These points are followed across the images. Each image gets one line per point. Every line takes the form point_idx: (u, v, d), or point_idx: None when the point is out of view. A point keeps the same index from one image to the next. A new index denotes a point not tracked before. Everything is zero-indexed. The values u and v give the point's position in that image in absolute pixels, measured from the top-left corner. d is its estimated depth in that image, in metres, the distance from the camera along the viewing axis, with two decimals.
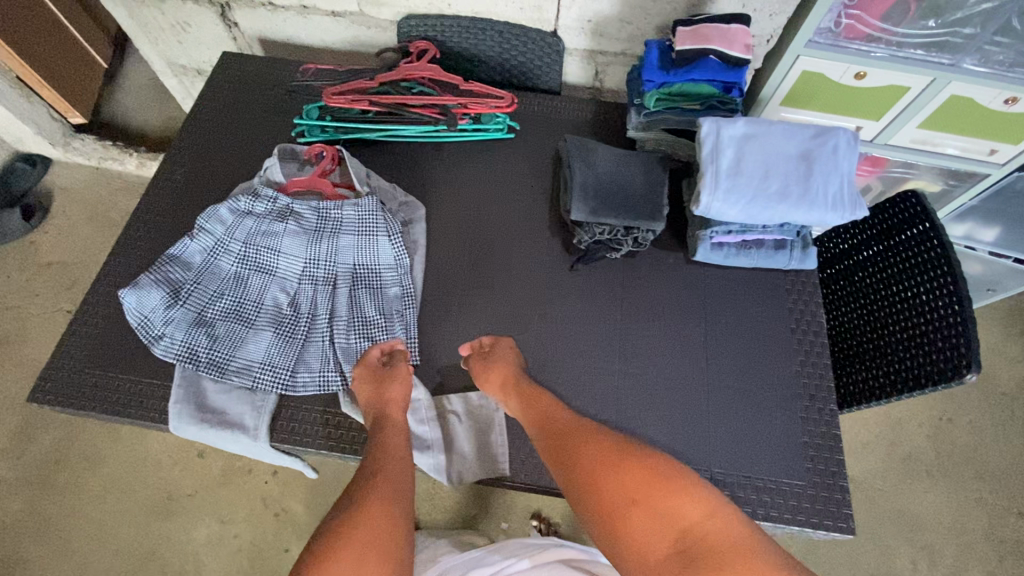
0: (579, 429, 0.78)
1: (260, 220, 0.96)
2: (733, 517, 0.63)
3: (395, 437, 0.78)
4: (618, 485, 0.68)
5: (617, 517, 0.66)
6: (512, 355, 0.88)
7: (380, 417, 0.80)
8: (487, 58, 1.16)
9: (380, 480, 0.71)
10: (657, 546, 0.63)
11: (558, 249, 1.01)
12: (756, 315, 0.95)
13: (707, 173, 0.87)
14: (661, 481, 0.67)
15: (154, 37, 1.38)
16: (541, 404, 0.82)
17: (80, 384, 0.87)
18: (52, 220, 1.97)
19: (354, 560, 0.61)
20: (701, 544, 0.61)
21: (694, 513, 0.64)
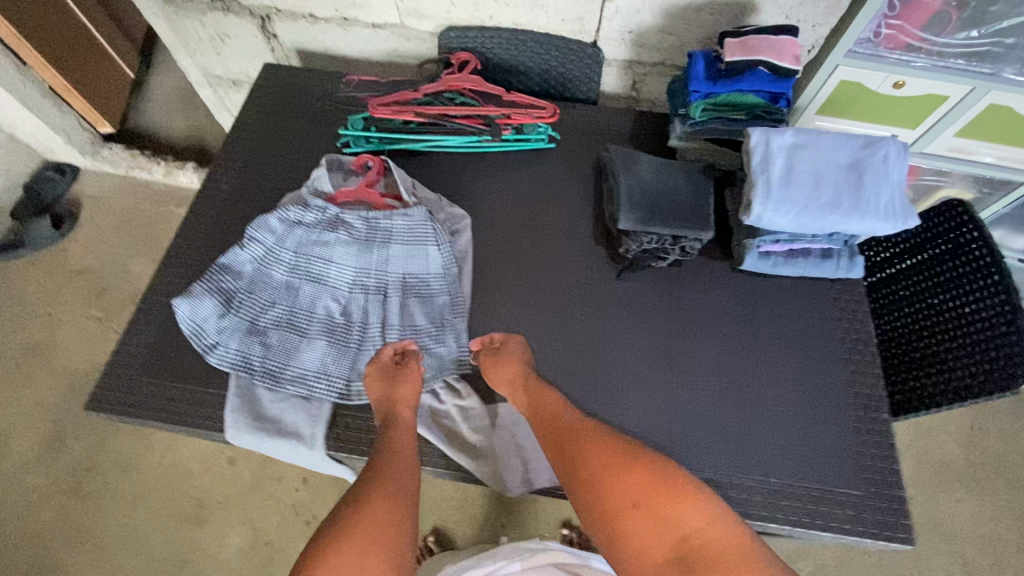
0: (584, 429, 0.80)
1: (310, 230, 0.97)
2: (732, 528, 0.68)
3: (403, 436, 0.79)
4: (622, 489, 0.72)
5: (620, 520, 0.70)
6: (520, 353, 0.89)
7: (390, 416, 0.81)
8: (527, 69, 1.18)
9: (386, 478, 0.73)
10: (656, 549, 0.67)
11: (605, 258, 1.02)
12: (804, 325, 0.95)
13: (758, 184, 0.88)
14: (666, 489, 0.71)
15: (193, 48, 1.39)
16: (547, 402, 0.84)
17: (138, 393, 0.88)
18: (81, 228, 1.99)
19: (360, 556, 0.64)
20: (701, 551, 0.66)
21: (694, 521, 0.68)
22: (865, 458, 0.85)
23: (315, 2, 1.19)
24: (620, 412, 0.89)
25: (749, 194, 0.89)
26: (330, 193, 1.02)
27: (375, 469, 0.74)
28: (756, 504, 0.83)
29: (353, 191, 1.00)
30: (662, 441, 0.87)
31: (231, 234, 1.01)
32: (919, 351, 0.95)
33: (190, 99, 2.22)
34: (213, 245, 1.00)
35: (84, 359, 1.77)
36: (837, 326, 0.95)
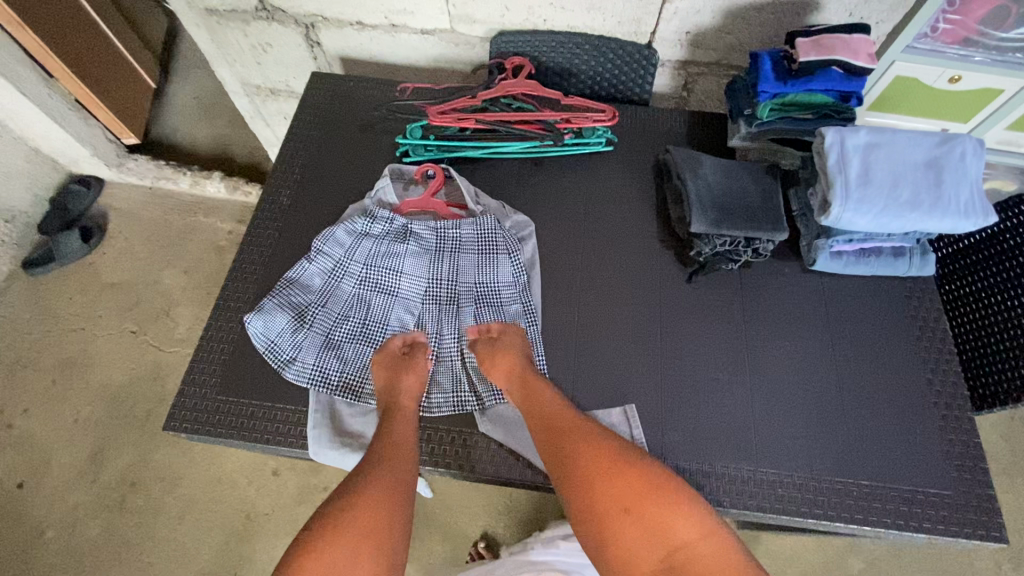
0: (578, 426, 0.81)
1: (378, 242, 0.97)
2: (723, 541, 0.71)
3: (402, 432, 0.80)
4: (616, 494, 0.74)
5: (614, 524, 0.73)
6: (518, 345, 0.89)
7: (393, 411, 0.82)
8: (581, 71, 1.16)
9: (381, 474, 0.75)
10: (644, 557, 0.70)
11: (673, 261, 1.01)
12: (879, 324, 0.95)
13: (837, 184, 0.87)
14: (661, 497, 0.73)
15: (232, 58, 1.37)
16: (544, 395, 0.84)
17: (217, 411, 0.87)
18: (109, 240, 1.97)
19: (353, 554, 0.68)
20: (688, 562, 0.69)
21: (685, 532, 0.71)
22: (951, 456, 0.85)
23: (364, 9, 1.17)
24: (700, 416, 0.89)
25: (827, 194, 0.88)
26: (395, 205, 1.02)
27: (372, 463, 0.76)
28: (848, 506, 0.82)
29: (419, 202, 1.01)
30: (746, 444, 0.87)
31: (296, 248, 1.00)
32: (988, 347, 0.96)
33: (212, 107, 2.20)
34: (279, 259, 0.99)
35: (121, 373, 1.76)
36: (911, 323, 0.95)
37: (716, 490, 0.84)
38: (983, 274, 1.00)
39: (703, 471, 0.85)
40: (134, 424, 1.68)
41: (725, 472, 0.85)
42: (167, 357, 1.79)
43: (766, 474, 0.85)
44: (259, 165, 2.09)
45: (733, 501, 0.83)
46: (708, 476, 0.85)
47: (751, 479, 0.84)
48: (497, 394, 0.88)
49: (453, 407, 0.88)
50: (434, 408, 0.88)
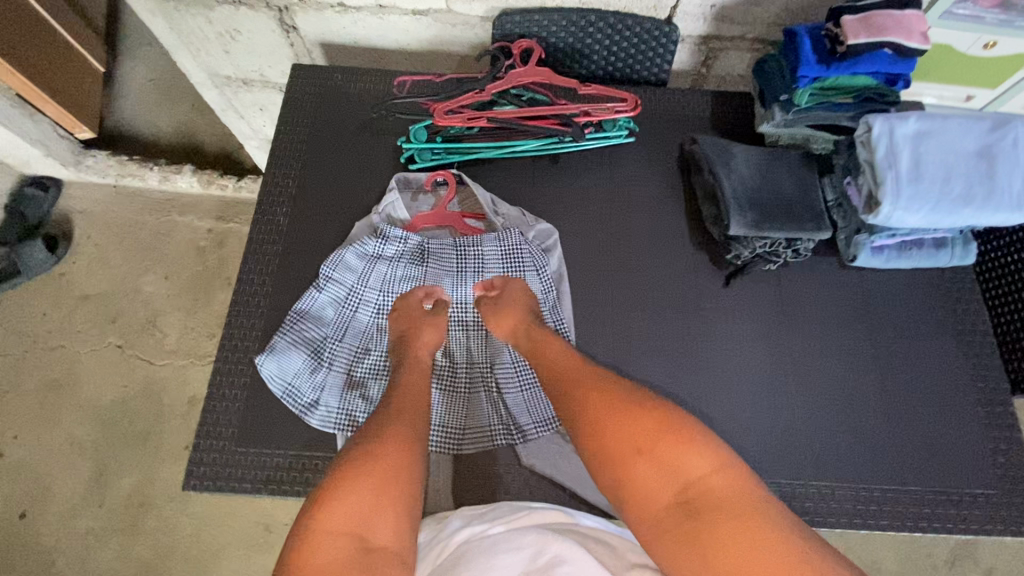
0: (588, 376, 0.77)
1: (391, 266, 0.90)
2: (742, 474, 0.65)
3: (417, 381, 0.79)
4: (625, 435, 0.69)
5: (624, 466, 0.67)
6: (523, 298, 0.87)
7: (405, 361, 0.81)
8: (594, 52, 1.06)
9: (396, 421, 0.72)
10: (658, 495, 0.65)
11: (706, 263, 0.95)
12: (920, 319, 0.92)
13: (887, 179, 0.81)
14: (670, 434, 0.67)
15: (196, 47, 1.20)
16: (553, 346, 0.82)
17: (239, 464, 0.81)
18: (78, 248, 1.83)
19: (373, 498, 0.64)
20: (704, 498, 0.63)
21: (699, 466, 0.65)
22: (995, 454, 0.85)
23: None
24: (746, 429, 0.85)
25: (875, 192, 0.83)
26: (405, 221, 0.93)
27: (388, 413, 0.74)
28: (899, 512, 0.81)
29: (429, 213, 0.92)
30: (796, 456, 0.84)
31: (303, 275, 0.92)
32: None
33: (170, 90, 1.99)
34: (284, 288, 0.91)
35: (113, 391, 1.67)
36: (951, 315, 0.93)
37: None
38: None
39: None
40: (134, 443, 1.62)
41: (777, 490, 0.82)
42: (159, 370, 1.70)
43: (819, 487, 0.82)
44: (232, 154, 1.93)
45: None
46: None
47: (804, 495, 0.82)
48: (541, 426, 0.82)
49: (495, 442, 0.82)
50: (467, 445, 0.82)
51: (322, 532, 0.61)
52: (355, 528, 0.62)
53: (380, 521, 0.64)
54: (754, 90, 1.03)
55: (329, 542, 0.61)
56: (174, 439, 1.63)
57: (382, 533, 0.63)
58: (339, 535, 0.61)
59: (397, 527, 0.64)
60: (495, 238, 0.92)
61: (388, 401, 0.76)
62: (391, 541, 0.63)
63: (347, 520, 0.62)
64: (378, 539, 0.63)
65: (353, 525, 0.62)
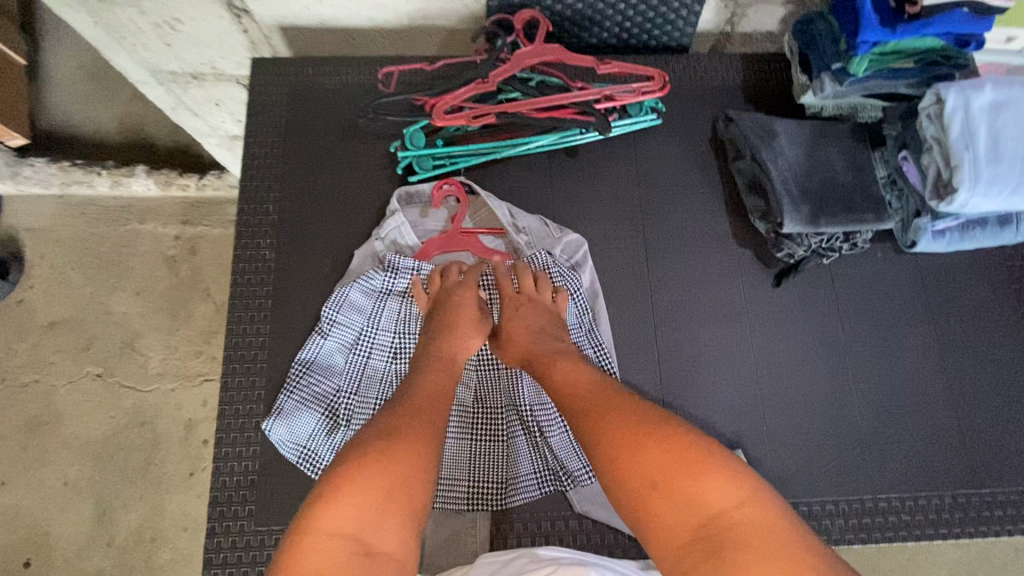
0: (601, 395, 0.64)
1: (404, 303, 0.79)
2: (774, 509, 0.51)
3: (442, 382, 0.69)
4: (634, 459, 0.56)
5: (634, 495, 0.55)
6: (530, 316, 0.75)
7: (432, 361, 0.70)
8: (606, 19, 0.90)
9: (416, 413, 0.63)
10: (671, 532, 0.52)
11: (752, 261, 0.86)
12: (982, 304, 0.85)
13: (965, 161, 0.71)
14: (685, 457, 0.55)
15: (130, 42, 1.01)
16: (559, 365, 0.70)
17: (261, 544, 0.73)
18: (33, 271, 1.64)
19: (382, 498, 0.54)
20: (727, 537, 0.50)
21: (720, 497, 0.52)
22: None
23: None
24: (809, 445, 0.79)
25: (948, 175, 0.73)
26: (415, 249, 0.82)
27: (404, 405, 0.64)
28: (972, 518, 0.77)
29: (444, 237, 0.80)
30: (864, 469, 0.78)
31: (304, 319, 0.81)
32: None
33: (105, 79, 1.74)
34: (284, 336, 0.80)
35: (100, 425, 1.55)
36: (1012, 297, 0.86)
37: (840, 528, 0.76)
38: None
39: (824, 511, 0.76)
40: (133, 477, 1.52)
41: (847, 508, 0.76)
42: (147, 397, 1.58)
43: (889, 499, 0.77)
44: (188, 147, 1.71)
45: (862, 537, 0.76)
46: (831, 516, 0.76)
47: (876, 510, 0.77)
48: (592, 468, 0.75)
49: (542, 489, 0.75)
50: (511, 497, 0.74)
51: (318, 533, 0.51)
52: (355, 533, 0.52)
53: (387, 524, 0.53)
54: (791, 52, 0.90)
55: (324, 544, 0.50)
56: (176, 468, 1.54)
57: (388, 538, 0.53)
58: (337, 536, 0.51)
59: (404, 533, 0.54)
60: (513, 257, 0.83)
61: (406, 395, 0.65)
62: (395, 549, 0.53)
63: (350, 521, 0.52)
64: (382, 545, 0.52)
65: (355, 527, 0.52)
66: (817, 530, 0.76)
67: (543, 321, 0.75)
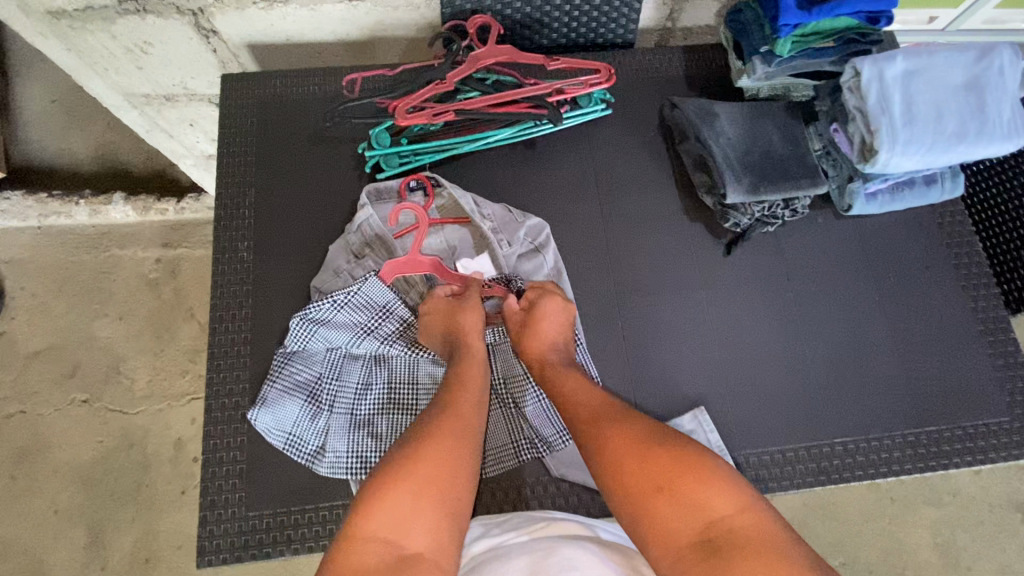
0: (612, 412, 0.72)
1: (376, 320, 0.82)
2: (768, 515, 0.60)
3: (473, 369, 0.76)
4: (646, 472, 0.64)
5: (644, 502, 0.63)
6: (554, 323, 0.80)
7: (458, 351, 0.77)
8: (554, 20, 0.97)
9: (446, 421, 0.68)
10: (680, 535, 0.60)
11: (704, 234, 0.92)
12: (919, 258, 0.92)
13: (883, 125, 0.78)
14: (691, 469, 0.63)
15: (103, 67, 1.05)
16: (569, 383, 0.76)
17: (253, 529, 0.76)
18: (14, 302, 1.66)
19: (411, 501, 0.60)
20: (728, 538, 0.58)
21: (721, 504, 0.61)
22: (1004, 381, 0.87)
23: None
24: (768, 400, 0.84)
25: (870, 139, 0.80)
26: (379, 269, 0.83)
27: (438, 414, 0.69)
28: (922, 455, 0.83)
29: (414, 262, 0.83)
30: (820, 418, 0.83)
31: (283, 314, 0.85)
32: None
33: (78, 110, 1.76)
34: (266, 332, 0.84)
35: (89, 449, 1.56)
36: (945, 251, 0.93)
37: (800, 473, 0.81)
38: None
39: (785, 459, 0.82)
40: (124, 499, 1.52)
41: (805, 454, 0.82)
42: (135, 419, 1.59)
43: (845, 443, 0.82)
44: (164, 172, 1.74)
45: (820, 479, 0.81)
46: (791, 463, 0.81)
47: (833, 454, 0.82)
48: (565, 434, 0.80)
49: (520, 458, 0.79)
50: (490, 466, 0.79)
51: (359, 538, 0.58)
52: (390, 535, 0.58)
53: (417, 526, 0.59)
54: (727, 42, 0.97)
55: (365, 547, 0.57)
56: (167, 487, 1.54)
57: (419, 539, 0.59)
58: (373, 539, 0.58)
59: (435, 533, 0.60)
60: (495, 273, 0.87)
61: (441, 403, 0.71)
62: (429, 548, 0.59)
63: (386, 524, 0.59)
64: (414, 545, 0.58)
65: (390, 531, 0.58)
66: (779, 476, 0.81)
67: (563, 335, 0.81)
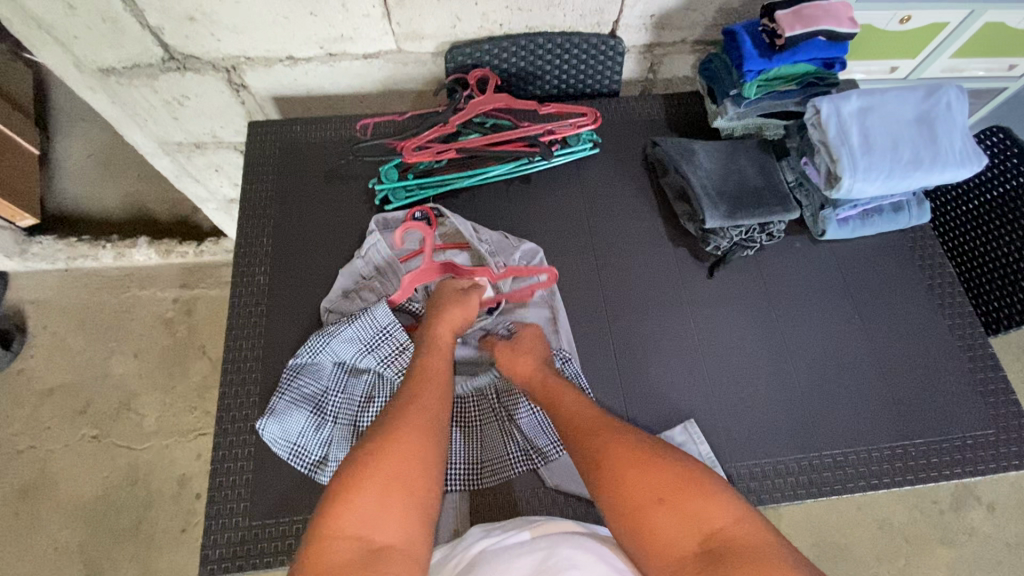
0: (610, 425, 0.74)
1: (377, 340, 0.86)
2: (765, 527, 0.62)
3: (438, 363, 0.78)
4: (643, 481, 0.66)
5: (643, 510, 0.64)
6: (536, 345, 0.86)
7: (424, 345, 0.81)
8: (546, 72, 1.08)
9: (411, 415, 0.69)
10: (681, 543, 0.61)
11: (688, 258, 0.98)
12: (895, 279, 0.97)
13: (843, 155, 0.86)
14: (691, 483, 0.65)
15: (143, 118, 1.18)
16: (566, 399, 0.79)
17: (257, 538, 0.78)
18: (35, 340, 1.73)
19: (378, 498, 0.61)
20: (727, 548, 0.60)
21: (719, 515, 0.62)
22: (985, 395, 0.89)
23: (295, 41, 1.03)
24: (755, 413, 0.87)
25: (835, 168, 0.88)
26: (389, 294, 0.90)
27: (400, 408, 0.70)
28: (911, 467, 0.84)
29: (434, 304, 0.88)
30: (809, 431, 0.86)
31: (294, 333, 0.91)
32: (1000, 267, 1.00)
33: (112, 163, 1.91)
34: (277, 349, 0.89)
35: (93, 486, 1.57)
36: (919, 272, 0.98)
37: (791, 485, 0.83)
38: (990, 190, 1.02)
39: (774, 471, 0.83)
40: (124, 537, 1.52)
41: (796, 466, 0.84)
42: (141, 455, 1.61)
43: (834, 456, 0.85)
44: (186, 218, 1.85)
45: (812, 491, 0.83)
46: (781, 475, 0.83)
47: (822, 466, 0.84)
48: (559, 444, 0.83)
49: (516, 469, 0.82)
50: (487, 478, 0.82)
51: (330, 536, 0.58)
52: (361, 532, 0.59)
53: (385, 520, 0.60)
54: (702, 89, 1.07)
55: (336, 545, 0.58)
56: (168, 524, 1.54)
57: (389, 531, 0.60)
58: (343, 537, 0.58)
59: (404, 525, 0.61)
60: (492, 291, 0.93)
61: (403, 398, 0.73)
62: (398, 539, 0.60)
63: (356, 522, 0.59)
64: (384, 538, 0.59)
65: (360, 526, 0.59)
66: (771, 489, 0.82)
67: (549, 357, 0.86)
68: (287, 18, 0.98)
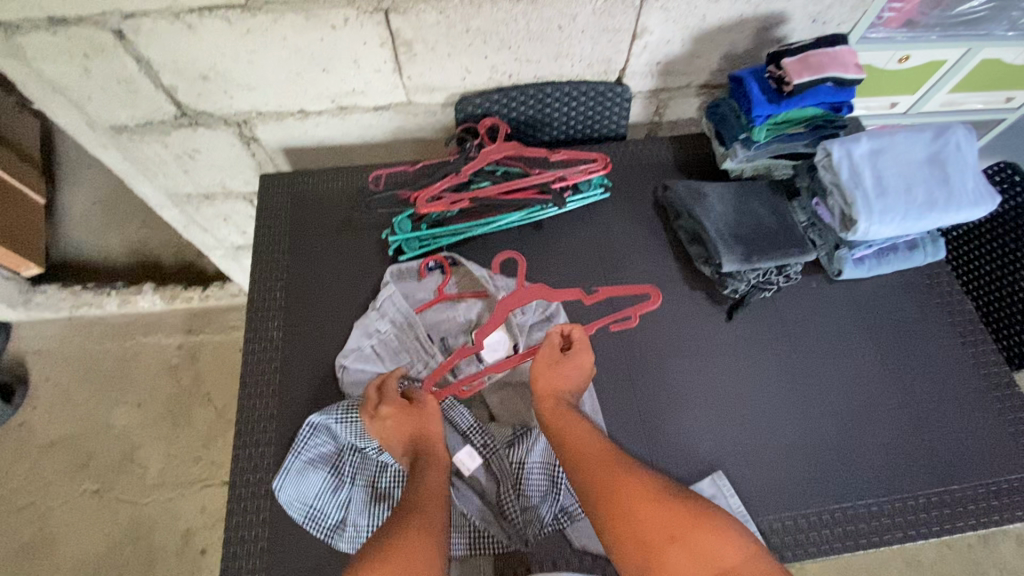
0: (614, 460, 0.73)
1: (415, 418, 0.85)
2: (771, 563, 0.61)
3: (435, 481, 0.74)
4: (650, 522, 0.65)
5: (651, 551, 0.64)
6: (575, 373, 0.82)
7: (420, 462, 0.76)
8: (555, 119, 1.09)
9: (415, 511, 0.68)
10: None
11: (706, 302, 0.97)
12: (914, 317, 0.96)
13: (859, 198, 0.86)
14: (697, 518, 0.64)
15: (153, 172, 1.18)
16: (576, 435, 0.77)
17: None
18: (36, 392, 1.69)
19: None
20: None
21: (729, 553, 0.62)
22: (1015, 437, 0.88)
23: (306, 97, 1.04)
24: (784, 462, 0.85)
25: (849, 211, 0.88)
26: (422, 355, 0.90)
27: (404, 507, 0.69)
28: (947, 516, 0.82)
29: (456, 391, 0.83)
30: (841, 480, 0.84)
31: (308, 389, 0.89)
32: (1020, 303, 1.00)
33: (117, 210, 1.91)
34: (290, 408, 0.87)
35: (94, 543, 1.52)
36: (938, 309, 0.97)
37: (826, 538, 0.80)
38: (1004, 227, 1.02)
39: (807, 523, 0.81)
40: None
41: (830, 517, 0.81)
42: (144, 509, 1.56)
43: (869, 505, 0.82)
44: (191, 263, 1.84)
45: (848, 545, 0.80)
46: (815, 527, 0.81)
47: (857, 516, 0.82)
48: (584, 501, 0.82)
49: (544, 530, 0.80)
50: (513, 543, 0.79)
51: None
52: None
53: None
54: (709, 132, 1.09)
55: None
56: None
57: None
58: None
59: None
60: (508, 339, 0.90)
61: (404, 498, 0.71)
62: None
63: None
64: None
65: None
66: (804, 543, 0.80)
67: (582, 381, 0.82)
68: (299, 75, 0.99)
